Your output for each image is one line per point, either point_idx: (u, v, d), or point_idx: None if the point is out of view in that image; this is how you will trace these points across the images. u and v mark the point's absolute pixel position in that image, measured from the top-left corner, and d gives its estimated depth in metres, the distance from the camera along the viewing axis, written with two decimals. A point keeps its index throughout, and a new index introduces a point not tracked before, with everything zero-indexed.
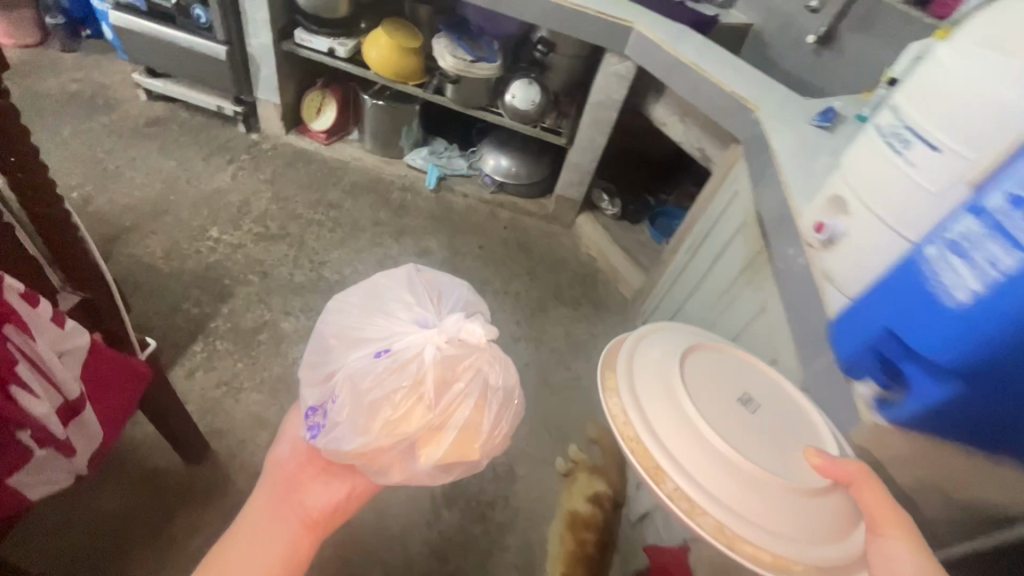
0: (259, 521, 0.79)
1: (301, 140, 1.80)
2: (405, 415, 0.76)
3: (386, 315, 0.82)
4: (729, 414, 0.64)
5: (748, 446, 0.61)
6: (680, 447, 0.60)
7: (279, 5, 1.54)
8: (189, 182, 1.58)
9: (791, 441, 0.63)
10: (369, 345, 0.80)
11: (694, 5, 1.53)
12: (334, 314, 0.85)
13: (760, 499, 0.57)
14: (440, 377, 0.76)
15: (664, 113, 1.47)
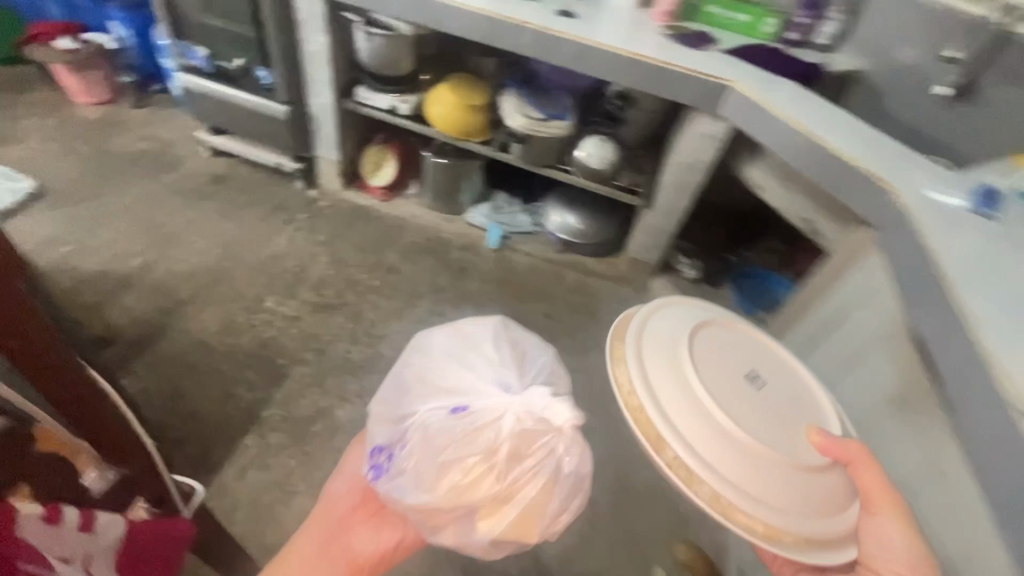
0: (304, 557, 0.92)
1: (359, 197, 1.74)
2: (467, 473, 0.74)
3: (467, 367, 0.80)
4: (736, 392, 0.67)
5: (755, 424, 0.65)
6: (688, 431, 0.62)
7: (341, 63, 1.47)
8: (247, 246, 1.53)
9: (790, 420, 0.68)
10: (445, 395, 0.79)
11: (798, 52, 1.38)
12: (416, 357, 0.84)
13: (764, 485, 0.60)
14: (513, 448, 0.73)
15: (761, 175, 1.29)
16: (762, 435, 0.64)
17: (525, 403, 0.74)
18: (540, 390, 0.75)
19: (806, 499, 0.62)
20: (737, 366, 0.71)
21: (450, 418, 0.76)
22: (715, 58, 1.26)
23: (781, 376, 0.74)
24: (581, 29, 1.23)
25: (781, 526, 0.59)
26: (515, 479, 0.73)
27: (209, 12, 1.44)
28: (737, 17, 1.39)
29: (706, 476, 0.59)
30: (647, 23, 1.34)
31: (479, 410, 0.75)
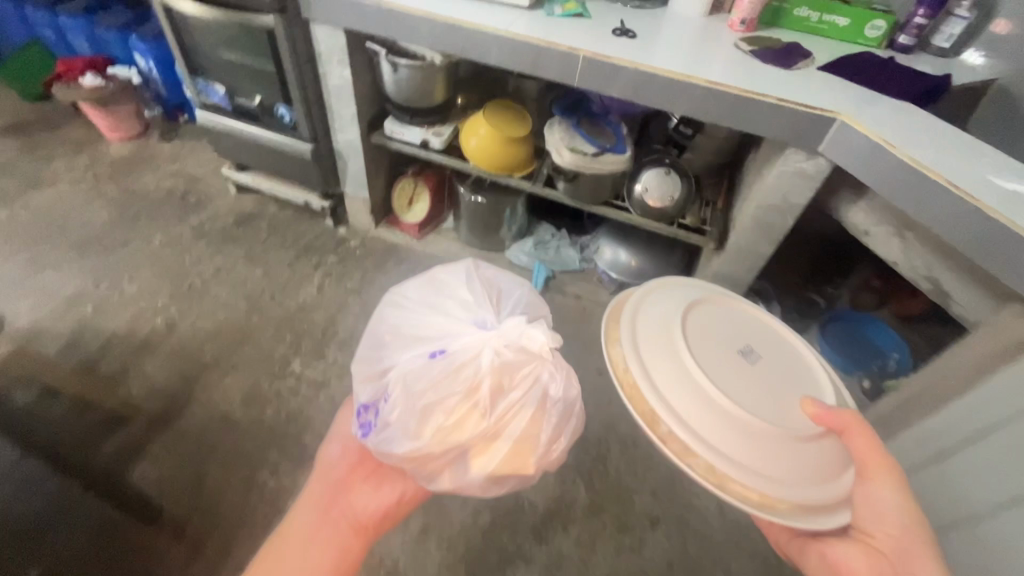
0: (299, 516, 0.88)
1: (392, 234, 1.61)
2: (453, 409, 0.82)
3: (442, 311, 0.89)
4: (727, 365, 0.79)
5: (743, 396, 0.75)
6: (677, 398, 0.73)
7: (367, 95, 1.32)
8: (273, 298, 1.42)
9: (783, 396, 0.77)
10: (419, 346, 0.87)
11: (909, 62, 1.12)
12: (389, 316, 0.92)
13: (751, 446, 0.69)
14: (494, 379, 0.82)
15: (866, 220, 1.06)
16: (748, 406, 0.73)
17: (503, 338, 0.82)
18: (512, 325, 0.83)
19: (792, 462, 0.69)
20: (731, 349, 0.82)
21: (429, 362, 0.84)
22: (809, 79, 1.03)
23: (775, 357, 0.84)
24: (644, 51, 1.03)
25: (771, 491, 0.67)
26: (501, 412, 0.82)
27: (223, 46, 1.31)
28: (832, 22, 1.15)
29: (693, 440, 0.69)
30: (720, 37, 1.13)
31: (453, 350, 0.84)
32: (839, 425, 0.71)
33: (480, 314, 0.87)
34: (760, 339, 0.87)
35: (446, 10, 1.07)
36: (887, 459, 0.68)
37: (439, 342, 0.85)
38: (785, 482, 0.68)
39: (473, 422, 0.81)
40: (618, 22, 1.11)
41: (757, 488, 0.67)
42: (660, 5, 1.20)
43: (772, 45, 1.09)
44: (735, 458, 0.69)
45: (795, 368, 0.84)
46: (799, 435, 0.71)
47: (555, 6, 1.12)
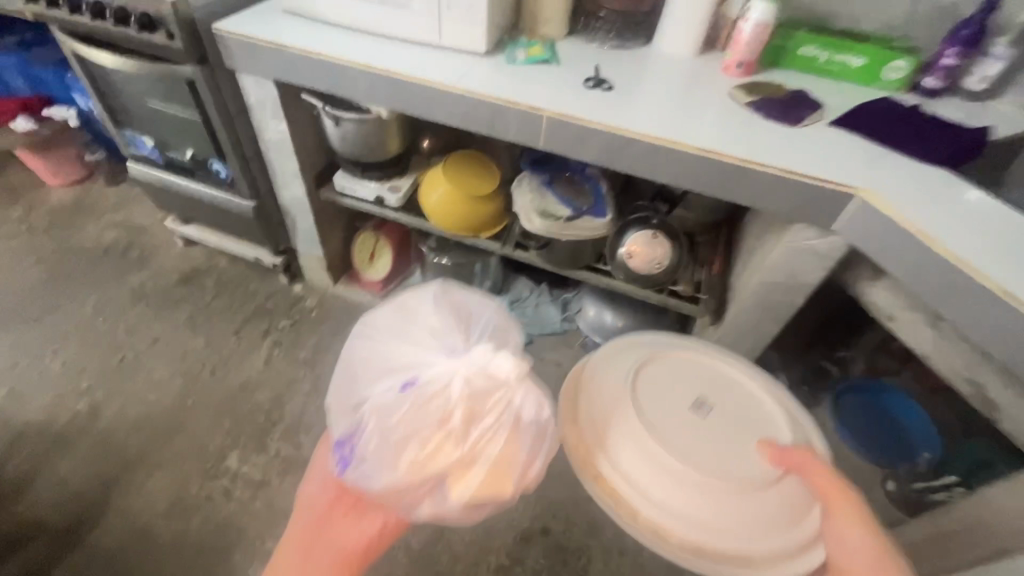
0: (283, 565, 0.72)
1: (352, 293, 1.44)
2: (419, 443, 0.65)
3: (411, 336, 0.72)
4: (686, 419, 0.69)
5: (703, 453, 0.65)
6: (625, 465, 0.64)
7: (312, 149, 1.16)
8: (214, 374, 1.26)
9: (744, 437, 0.67)
10: (381, 376, 0.70)
11: (934, 109, 0.95)
12: (354, 349, 0.74)
13: (709, 509, 0.61)
14: (465, 404, 0.64)
15: (890, 301, 0.89)
16: (706, 463, 0.63)
17: (471, 362, 0.65)
18: (479, 349, 0.66)
19: (755, 515, 0.61)
20: (692, 399, 0.71)
21: (396, 391, 0.68)
22: (820, 138, 0.86)
23: (743, 397, 0.72)
24: (621, 108, 0.86)
25: (717, 545, 0.59)
26: (472, 439, 0.64)
27: (147, 96, 1.15)
28: (845, 61, 0.98)
29: (645, 508, 0.61)
30: (712, 84, 0.96)
31: (422, 376, 0.67)
32: (793, 463, 0.63)
33: (445, 336, 0.70)
34: (725, 379, 0.74)
35: (388, 61, 0.91)
36: (855, 499, 0.59)
37: (410, 370, 0.68)
38: (748, 541, 0.59)
39: (444, 456, 0.63)
40: (592, 70, 0.95)
41: (721, 551, 0.59)
42: (643, 44, 1.04)
43: (776, 94, 0.92)
44: (694, 522, 0.60)
45: (761, 404, 0.72)
46: (754, 480, 0.62)
47: (518, 52, 0.95)
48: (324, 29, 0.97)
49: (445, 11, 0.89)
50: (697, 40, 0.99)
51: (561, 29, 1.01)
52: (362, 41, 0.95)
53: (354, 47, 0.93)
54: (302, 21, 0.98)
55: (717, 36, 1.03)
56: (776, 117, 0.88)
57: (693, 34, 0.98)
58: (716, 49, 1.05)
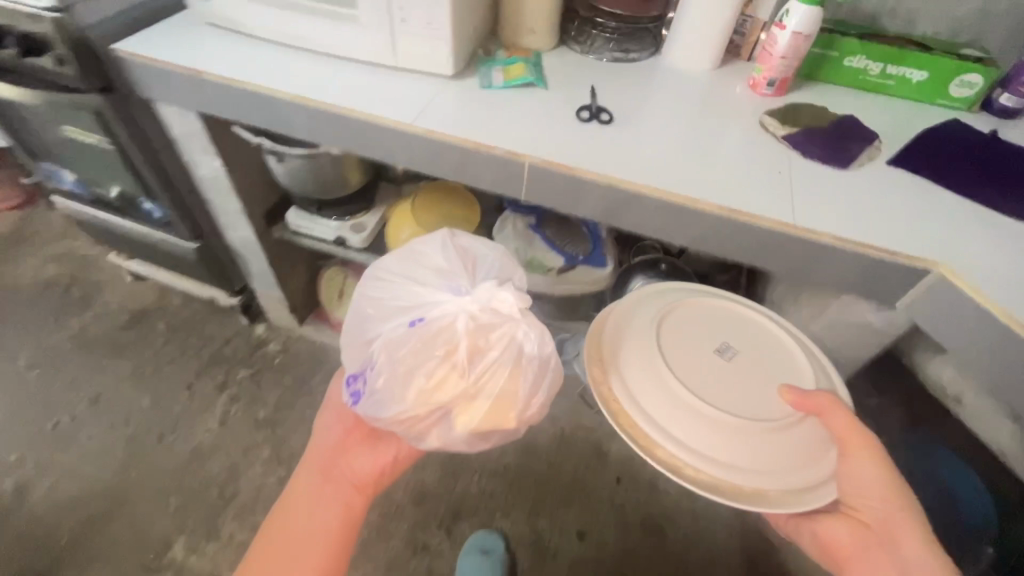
0: (293, 501, 0.68)
1: (320, 333, 1.28)
2: (428, 378, 0.63)
3: (418, 282, 0.67)
4: (711, 362, 0.66)
5: (724, 392, 0.63)
6: (650, 396, 0.62)
7: (257, 184, 0.98)
8: (161, 441, 1.11)
9: (766, 385, 0.64)
10: (391, 321, 0.66)
11: (1015, 136, 0.76)
12: (364, 297, 0.68)
13: (733, 440, 0.59)
14: (473, 341, 0.62)
15: (959, 383, 0.72)
16: (729, 403, 0.61)
17: (479, 302, 0.62)
18: (485, 289, 0.62)
19: (779, 450, 0.59)
20: (718, 347, 0.68)
21: (408, 333, 0.63)
22: (876, 184, 0.68)
23: (767, 346, 0.69)
24: (625, 150, 0.69)
25: (742, 483, 0.57)
26: (478, 373, 0.62)
27: (57, 124, 0.96)
28: (902, 75, 0.79)
29: (665, 435, 0.59)
30: (736, 110, 0.78)
31: (431, 317, 0.63)
32: (816, 407, 0.60)
33: (453, 279, 0.66)
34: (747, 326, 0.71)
35: (331, 92, 0.73)
36: (869, 435, 0.58)
37: (417, 310, 0.65)
38: (770, 474, 0.57)
39: (450, 388, 0.62)
40: (587, 96, 0.77)
41: (741, 481, 0.57)
42: (650, 56, 0.85)
43: (819, 122, 0.73)
44: (717, 453, 0.58)
45: (787, 354, 0.69)
46: (777, 425, 0.60)
47: (495, 74, 0.77)
48: (256, 49, 0.78)
49: (401, 28, 0.71)
50: (717, 53, 0.82)
51: (550, 39, 0.82)
52: (301, 64, 0.76)
53: (291, 73, 0.75)
54: (230, 39, 0.79)
55: (741, 42, 0.84)
56: (819, 156, 0.69)
57: (714, 48, 0.81)
58: (739, 58, 0.86)
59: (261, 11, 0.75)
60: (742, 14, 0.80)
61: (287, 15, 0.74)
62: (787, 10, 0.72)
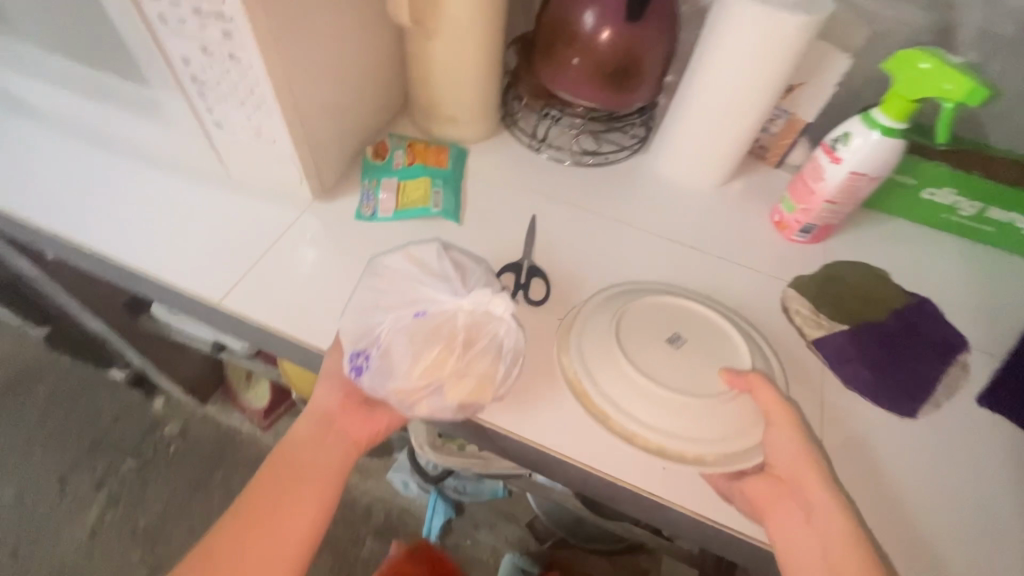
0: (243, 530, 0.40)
1: (229, 415, 1.07)
2: (429, 361, 0.40)
3: (422, 259, 0.44)
4: (654, 328, 0.43)
5: (663, 363, 0.41)
6: (596, 362, 0.42)
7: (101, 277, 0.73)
8: (14, 557, 0.93)
9: (704, 351, 0.43)
10: (391, 305, 0.42)
11: None
12: (365, 277, 0.44)
13: (674, 411, 0.40)
14: (474, 330, 0.40)
15: None
16: (671, 372, 0.41)
17: (473, 303, 0.40)
18: (478, 295, 0.40)
19: (697, 420, 0.40)
20: (665, 316, 0.44)
21: (408, 330, 0.40)
22: (957, 448, 0.42)
23: (698, 312, 0.45)
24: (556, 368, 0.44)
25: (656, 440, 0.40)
26: (470, 357, 0.40)
27: None
28: (1008, 222, 0.51)
29: (607, 403, 0.41)
30: (746, 270, 0.51)
31: (436, 311, 0.41)
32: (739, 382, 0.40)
33: (460, 269, 0.43)
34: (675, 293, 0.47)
35: (129, 228, 0.48)
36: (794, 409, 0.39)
37: (420, 297, 0.41)
38: (716, 442, 0.40)
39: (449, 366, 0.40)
40: (519, 240, 0.51)
41: (682, 449, 0.40)
42: (632, 156, 0.59)
43: (875, 315, 0.47)
44: (659, 422, 0.40)
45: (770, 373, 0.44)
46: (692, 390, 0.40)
47: (383, 195, 0.51)
48: (35, 132, 0.53)
49: (219, 134, 0.44)
50: (727, 164, 0.55)
51: (479, 127, 0.56)
52: (97, 166, 0.51)
53: (75, 185, 0.50)
54: (1, 112, 0.54)
55: (767, 143, 0.57)
56: (868, 388, 0.43)
57: (723, 159, 0.54)
58: (764, 164, 0.58)
59: (33, 84, 0.50)
60: (774, 111, 0.52)
61: (67, 95, 0.49)
62: (843, 133, 0.45)
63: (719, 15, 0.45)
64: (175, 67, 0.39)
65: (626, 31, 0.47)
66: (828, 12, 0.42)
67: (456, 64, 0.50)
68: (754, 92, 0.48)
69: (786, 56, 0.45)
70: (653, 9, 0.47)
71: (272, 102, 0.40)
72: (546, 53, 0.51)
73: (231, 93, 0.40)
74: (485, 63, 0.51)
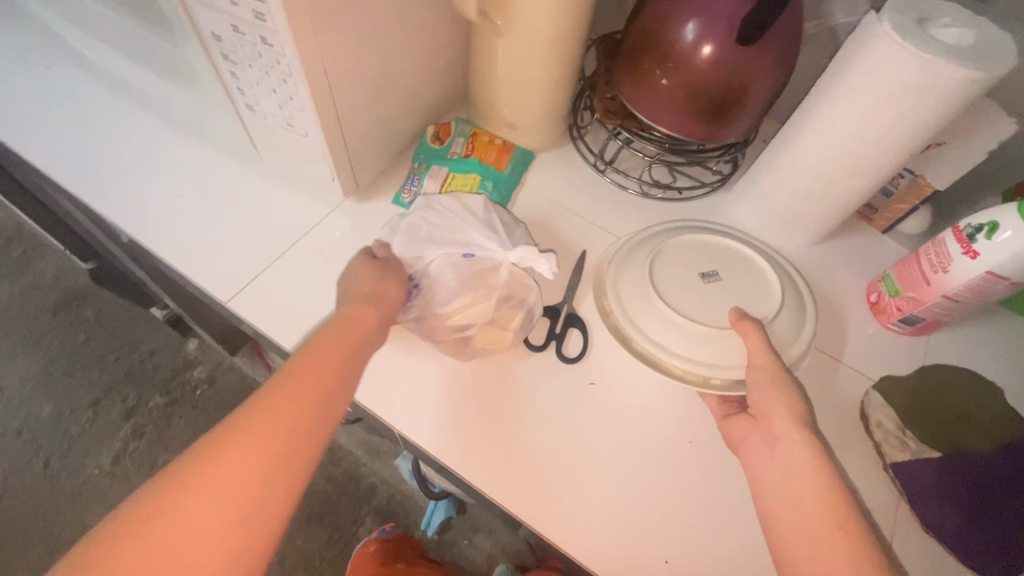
0: (274, 419, 0.28)
1: (253, 369, 1.07)
2: (470, 303, 0.38)
3: (474, 201, 0.42)
4: (687, 263, 0.41)
5: (687, 294, 0.39)
6: (625, 287, 0.41)
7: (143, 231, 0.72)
8: (45, 470, 0.98)
9: (730, 295, 0.39)
10: (441, 243, 0.39)
11: None
12: (418, 210, 0.41)
13: (681, 334, 0.38)
14: (516, 279, 0.39)
15: None
16: (689, 304, 0.39)
17: (518, 258, 0.38)
18: (523, 250, 0.37)
19: (699, 343, 0.38)
20: (705, 252, 0.42)
21: (457, 268, 0.39)
22: None
23: (740, 251, 0.42)
24: (579, 443, 0.38)
25: (656, 346, 0.39)
26: (504, 310, 0.40)
27: None
28: None
29: (623, 317, 0.40)
30: (824, 353, 0.43)
31: (483, 257, 0.39)
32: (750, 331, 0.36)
33: (506, 223, 0.41)
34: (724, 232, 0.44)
35: (153, 198, 0.45)
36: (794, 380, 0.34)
37: (466, 241, 0.39)
38: (718, 366, 0.38)
39: (484, 312, 0.38)
40: (565, 277, 0.45)
41: (677, 367, 0.39)
42: (710, 194, 0.51)
43: (979, 445, 0.38)
44: (663, 342, 0.39)
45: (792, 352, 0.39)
46: (703, 316, 0.38)
47: (426, 183, 0.46)
48: (86, 84, 0.51)
49: (252, 117, 0.40)
50: (825, 226, 0.46)
51: (542, 134, 0.50)
52: (137, 130, 0.49)
53: (111, 145, 0.48)
54: (59, 56, 0.52)
55: (878, 205, 0.48)
56: (955, 538, 0.36)
57: (820, 219, 0.46)
58: (869, 228, 0.50)
59: (79, 32, 0.47)
60: (898, 172, 0.43)
61: (108, 49, 0.46)
62: (989, 222, 0.36)
63: (854, 50, 0.36)
64: (207, 42, 0.35)
65: (732, 55, 0.39)
66: (1006, 69, 0.33)
67: (524, 67, 0.43)
68: (882, 151, 0.39)
69: (932, 113, 0.35)
70: (772, 36, 0.38)
71: (304, 93, 0.35)
72: (630, 67, 0.44)
73: (267, 80, 0.35)
74: (558, 69, 0.44)
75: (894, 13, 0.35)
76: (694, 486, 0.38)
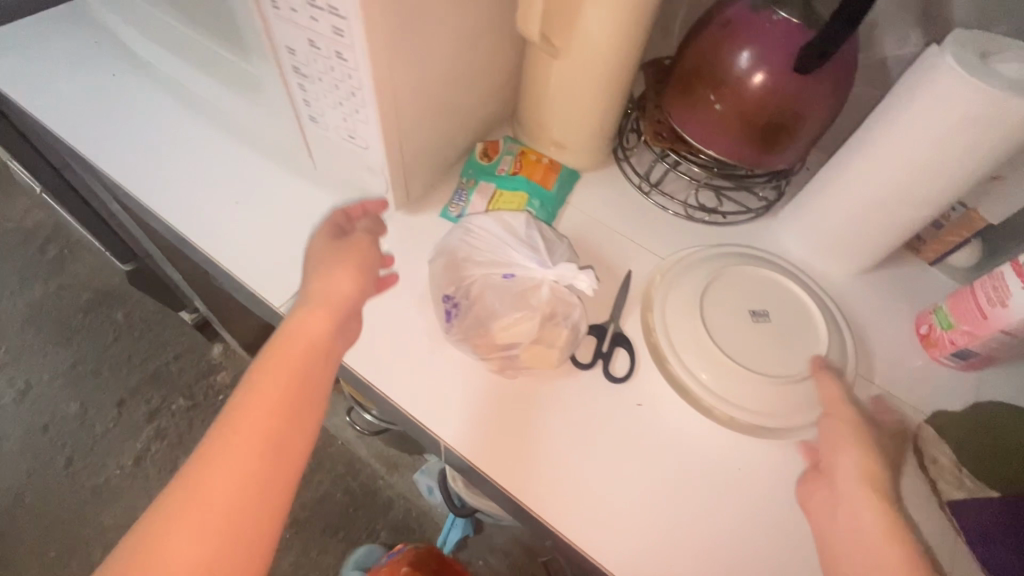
0: (230, 463, 0.28)
1: None
2: (513, 321, 0.38)
3: (514, 218, 0.42)
4: (740, 298, 0.41)
5: (738, 330, 0.39)
6: (672, 315, 0.40)
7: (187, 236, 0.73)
8: (67, 467, 0.99)
9: (784, 337, 0.39)
10: (481, 264, 0.40)
11: None
12: (459, 234, 0.41)
13: (719, 367, 0.38)
14: (558, 299, 0.39)
15: None
16: (737, 340, 0.39)
17: (557, 275, 0.38)
18: (562, 266, 0.38)
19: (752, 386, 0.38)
20: (752, 288, 0.42)
21: (498, 287, 0.39)
22: None
23: (778, 281, 0.42)
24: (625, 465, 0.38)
25: (699, 382, 0.39)
26: (548, 327, 0.39)
27: None
28: None
29: (666, 345, 0.40)
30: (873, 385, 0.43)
31: (524, 277, 0.39)
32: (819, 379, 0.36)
33: (548, 240, 0.41)
34: (766, 262, 0.44)
35: (205, 203, 0.47)
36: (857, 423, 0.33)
37: (506, 260, 0.40)
38: (756, 413, 0.38)
39: (526, 331, 0.38)
40: (611, 298, 0.45)
41: (707, 398, 0.39)
42: (755, 220, 0.51)
43: None
44: (698, 372, 0.39)
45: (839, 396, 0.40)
46: (753, 360, 0.38)
47: (476, 199, 0.46)
48: (147, 91, 0.52)
49: (312, 127, 0.41)
50: (873, 257, 0.46)
51: (587, 154, 0.50)
52: (195, 137, 0.50)
53: (168, 151, 0.49)
54: (124, 64, 0.54)
55: (927, 237, 0.48)
56: None
57: (868, 249, 0.46)
58: (918, 261, 0.49)
59: (148, 43, 0.49)
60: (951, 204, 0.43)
61: (175, 59, 0.47)
62: None
63: (912, 83, 0.37)
64: (280, 55, 0.36)
65: (788, 83, 0.39)
66: None
67: (579, 89, 0.44)
68: (930, 184, 0.39)
69: (982, 147, 0.36)
70: (831, 65, 0.39)
71: (373, 107, 0.36)
72: (683, 92, 0.44)
73: (335, 93, 0.37)
74: (611, 93, 0.45)
75: (958, 46, 0.35)
76: (744, 517, 0.37)
